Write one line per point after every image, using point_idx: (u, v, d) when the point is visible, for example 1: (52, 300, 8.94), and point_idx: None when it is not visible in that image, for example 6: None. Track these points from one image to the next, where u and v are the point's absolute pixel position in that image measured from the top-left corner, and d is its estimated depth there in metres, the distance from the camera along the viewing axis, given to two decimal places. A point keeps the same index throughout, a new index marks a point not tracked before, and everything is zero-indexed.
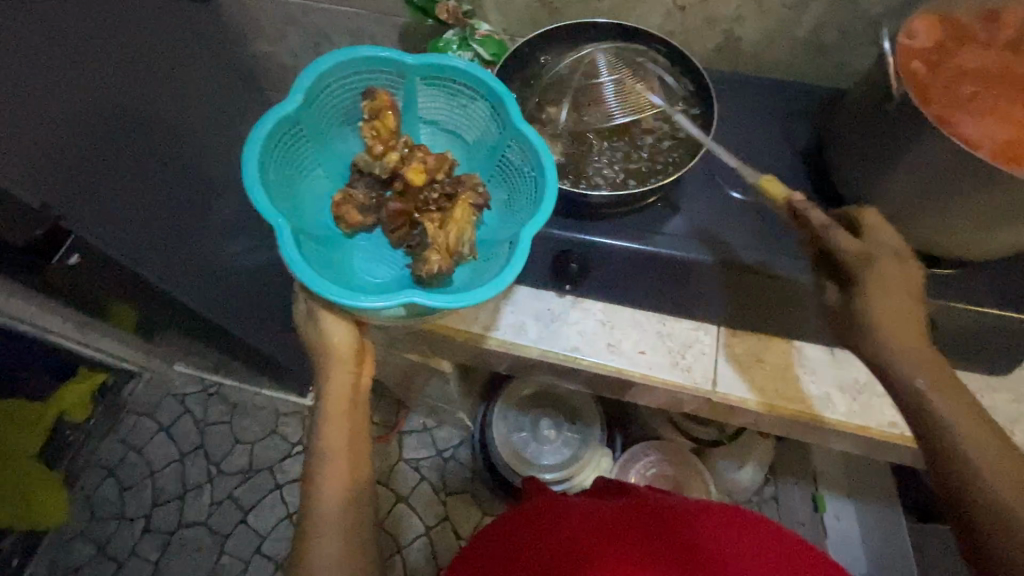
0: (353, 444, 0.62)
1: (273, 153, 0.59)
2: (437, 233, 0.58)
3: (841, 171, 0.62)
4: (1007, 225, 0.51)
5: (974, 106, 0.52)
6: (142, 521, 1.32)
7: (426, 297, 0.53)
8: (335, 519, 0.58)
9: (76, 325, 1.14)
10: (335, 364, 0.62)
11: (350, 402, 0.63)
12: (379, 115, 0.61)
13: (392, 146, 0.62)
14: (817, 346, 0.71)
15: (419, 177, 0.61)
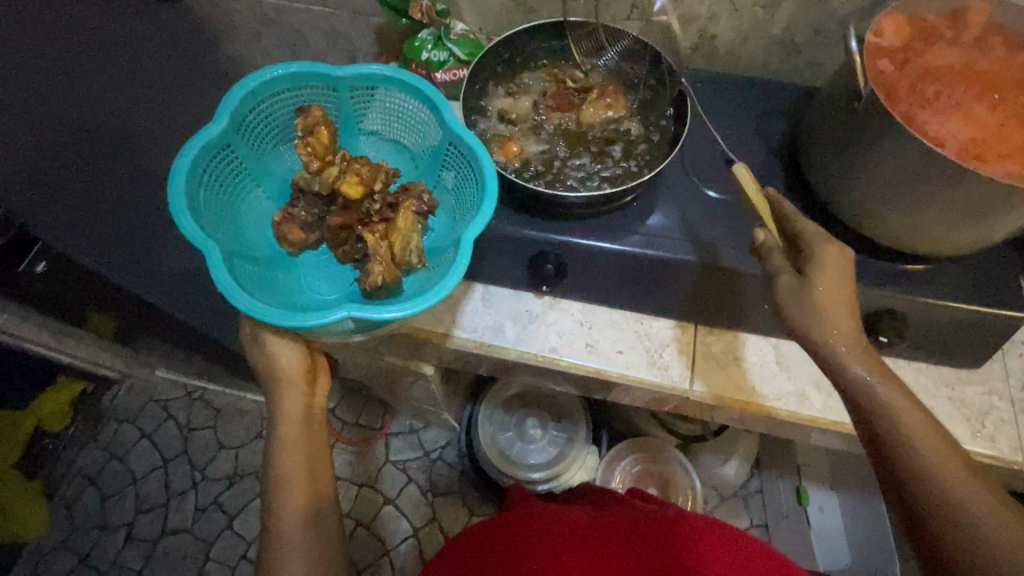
0: (312, 463, 0.62)
1: (202, 178, 0.58)
2: (379, 244, 0.58)
3: (815, 171, 0.61)
4: (976, 224, 0.50)
5: (941, 104, 0.51)
6: (126, 529, 1.31)
7: (374, 310, 0.52)
8: (300, 537, 0.56)
9: (52, 332, 1.12)
10: (287, 385, 0.63)
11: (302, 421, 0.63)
12: (314, 131, 0.61)
13: (329, 162, 0.62)
14: (762, 338, 0.68)
15: (355, 190, 0.60)
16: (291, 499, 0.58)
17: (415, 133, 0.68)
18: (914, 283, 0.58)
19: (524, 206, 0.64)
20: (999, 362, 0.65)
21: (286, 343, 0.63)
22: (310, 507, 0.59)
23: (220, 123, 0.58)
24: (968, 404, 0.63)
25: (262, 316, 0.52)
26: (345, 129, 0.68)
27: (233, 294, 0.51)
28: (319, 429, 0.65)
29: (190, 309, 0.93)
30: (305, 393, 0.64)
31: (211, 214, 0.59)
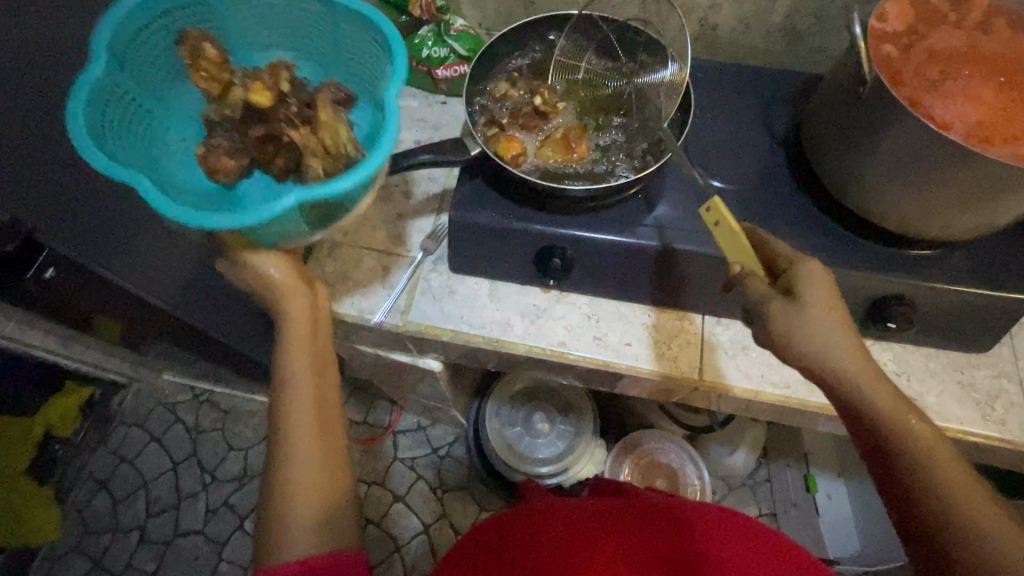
0: (318, 392, 0.56)
1: (102, 121, 0.52)
2: (309, 138, 0.55)
3: (819, 157, 0.60)
4: (986, 206, 0.50)
5: (947, 88, 0.50)
6: (138, 531, 1.32)
7: (323, 187, 0.48)
8: (309, 483, 0.52)
9: (60, 338, 1.13)
10: (285, 296, 0.57)
11: (312, 355, 0.57)
12: (200, 51, 0.59)
13: (226, 81, 0.60)
14: (735, 329, 0.68)
15: (263, 96, 0.58)
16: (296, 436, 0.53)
17: (307, 33, 0.63)
18: (922, 268, 0.58)
19: (528, 200, 0.64)
20: (1008, 345, 0.65)
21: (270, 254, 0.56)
22: (320, 446, 0.54)
23: (100, 56, 0.52)
24: (978, 388, 0.63)
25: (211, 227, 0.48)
26: (236, 49, 0.64)
27: (172, 210, 0.47)
28: (324, 345, 0.59)
29: (197, 312, 0.93)
30: (307, 306, 0.58)
31: (125, 157, 0.54)
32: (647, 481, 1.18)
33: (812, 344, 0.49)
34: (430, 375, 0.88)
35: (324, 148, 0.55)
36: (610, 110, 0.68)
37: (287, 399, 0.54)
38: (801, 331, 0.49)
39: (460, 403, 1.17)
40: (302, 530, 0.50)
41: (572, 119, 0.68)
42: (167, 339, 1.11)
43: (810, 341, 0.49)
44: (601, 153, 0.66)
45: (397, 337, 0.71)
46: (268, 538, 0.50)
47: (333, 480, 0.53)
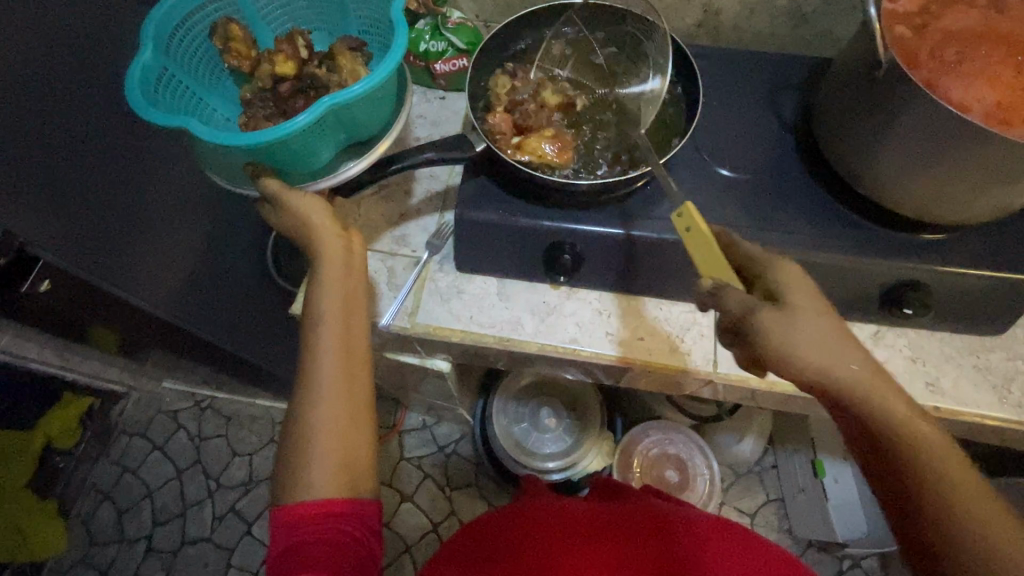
0: (349, 335, 0.54)
1: (158, 98, 0.57)
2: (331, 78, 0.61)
3: (830, 143, 0.59)
4: (1006, 187, 0.49)
5: (962, 68, 0.49)
6: (144, 541, 1.30)
7: (338, 95, 0.51)
8: (337, 425, 0.51)
9: (56, 350, 1.10)
10: (320, 233, 0.54)
11: (344, 294, 0.54)
12: (229, 34, 0.62)
13: (253, 55, 0.64)
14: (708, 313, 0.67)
15: (288, 66, 0.62)
16: (325, 378, 0.52)
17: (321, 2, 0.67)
18: (938, 252, 0.58)
19: (535, 196, 0.62)
20: (1022, 327, 0.64)
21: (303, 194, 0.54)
22: (345, 390, 0.52)
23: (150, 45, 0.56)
24: (994, 371, 0.63)
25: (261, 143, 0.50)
26: (258, 31, 0.68)
27: (205, 134, 0.49)
28: (360, 286, 0.56)
29: (197, 320, 0.92)
30: (344, 244, 0.55)
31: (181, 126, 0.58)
32: (656, 472, 1.18)
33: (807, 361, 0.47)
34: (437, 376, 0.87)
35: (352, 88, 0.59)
36: (612, 110, 0.66)
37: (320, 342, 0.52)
38: (793, 342, 0.47)
39: (467, 401, 1.16)
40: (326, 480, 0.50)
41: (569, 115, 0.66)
42: (166, 346, 1.09)
43: (797, 356, 0.47)
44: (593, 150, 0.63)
45: (405, 339, 0.70)
46: (290, 476, 0.50)
47: (358, 428, 0.52)
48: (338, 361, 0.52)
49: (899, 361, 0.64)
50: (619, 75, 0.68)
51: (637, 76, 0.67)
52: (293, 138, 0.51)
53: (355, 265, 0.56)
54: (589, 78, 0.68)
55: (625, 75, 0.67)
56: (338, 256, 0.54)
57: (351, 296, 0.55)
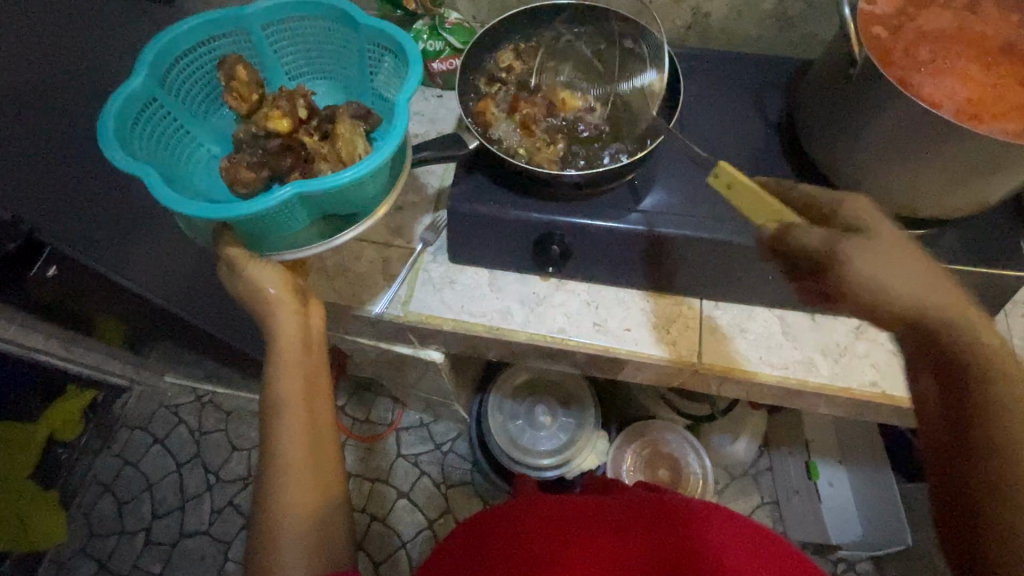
0: (311, 412, 0.58)
1: (133, 127, 0.57)
2: (321, 146, 0.60)
3: (812, 140, 0.61)
4: (979, 180, 0.51)
5: (935, 66, 0.51)
6: (143, 534, 1.32)
7: (324, 180, 0.50)
8: (300, 461, 0.55)
9: (62, 341, 1.13)
10: (277, 311, 0.58)
11: (302, 344, 0.59)
12: (234, 73, 0.62)
13: (256, 101, 0.64)
14: (695, 305, 0.69)
15: (282, 122, 0.61)
16: (291, 453, 0.55)
17: (338, 62, 0.70)
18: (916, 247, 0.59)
19: (523, 188, 0.64)
20: (1002, 323, 0.66)
21: (265, 266, 0.57)
22: (311, 463, 0.55)
23: (141, 73, 0.57)
24: None
25: (226, 214, 0.49)
26: (272, 76, 0.70)
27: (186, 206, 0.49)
28: (318, 365, 0.61)
29: (199, 312, 0.94)
30: (300, 319, 0.59)
31: (150, 162, 0.59)
32: (650, 471, 1.19)
33: (883, 280, 0.44)
34: (430, 370, 0.89)
35: (339, 158, 0.60)
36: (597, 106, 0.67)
37: (281, 423, 0.56)
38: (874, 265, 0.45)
39: (463, 397, 1.17)
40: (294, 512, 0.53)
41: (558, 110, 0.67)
42: (169, 338, 1.11)
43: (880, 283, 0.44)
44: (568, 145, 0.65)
45: (397, 329, 0.72)
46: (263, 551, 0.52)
47: (321, 468, 0.56)
48: (303, 434, 0.56)
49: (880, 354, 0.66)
50: (609, 75, 0.70)
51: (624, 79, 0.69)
52: (271, 211, 0.51)
53: (312, 339, 0.60)
54: (580, 72, 0.70)
55: (615, 75, 0.69)
56: (296, 334, 0.58)
57: (311, 373, 0.59)
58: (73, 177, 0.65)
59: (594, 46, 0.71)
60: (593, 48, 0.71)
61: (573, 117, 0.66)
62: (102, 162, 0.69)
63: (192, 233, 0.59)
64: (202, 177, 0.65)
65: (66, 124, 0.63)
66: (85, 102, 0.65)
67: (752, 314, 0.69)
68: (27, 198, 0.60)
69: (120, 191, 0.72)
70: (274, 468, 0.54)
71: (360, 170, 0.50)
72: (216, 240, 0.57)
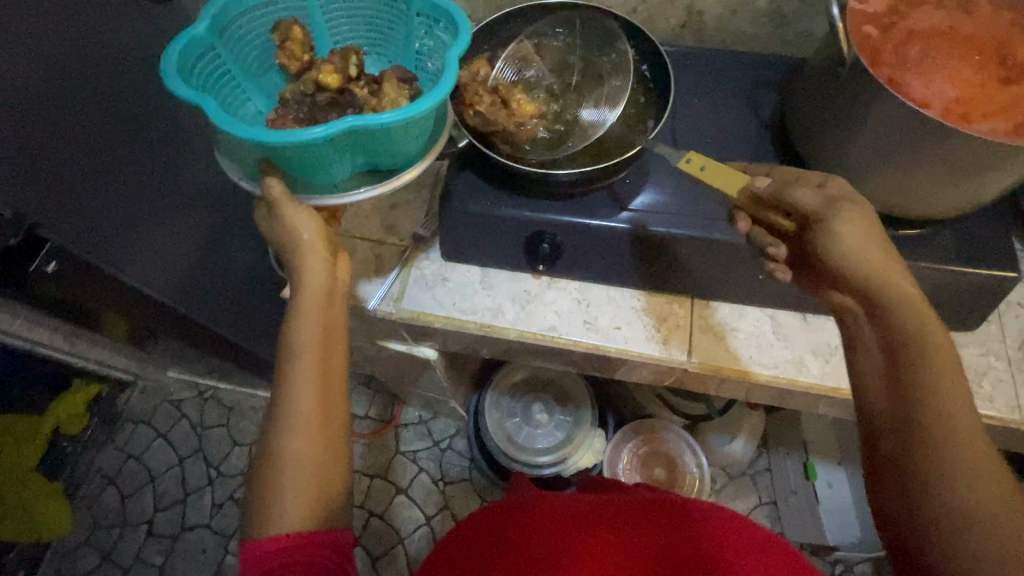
0: (328, 367, 0.52)
1: (190, 71, 0.58)
2: (369, 100, 0.59)
3: (803, 138, 0.61)
4: (966, 180, 0.50)
5: (924, 65, 0.51)
6: (145, 526, 1.34)
7: (371, 118, 0.50)
8: (313, 414, 0.50)
9: (66, 336, 1.14)
10: (303, 255, 0.53)
11: (325, 294, 0.53)
12: (289, 34, 0.63)
13: (307, 63, 0.65)
14: (687, 303, 0.69)
15: (333, 79, 0.60)
16: (302, 405, 0.50)
17: (388, 37, 0.70)
18: (908, 247, 0.59)
19: (513, 188, 0.65)
20: (996, 324, 0.65)
21: (301, 209, 0.54)
22: (324, 419, 0.50)
23: (206, 19, 0.58)
24: (967, 366, 0.63)
25: (275, 141, 0.48)
26: (322, 46, 0.70)
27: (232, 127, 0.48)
28: (340, 316, 0.55)
29: (200, 308, 0.95)
30: (326, 266, 0.54)
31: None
32: (646, 470, 1.19)
33: (854, 264, 0.48)
34: (426, 368, 0.89)
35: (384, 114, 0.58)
36: (555, 119, 0.68)
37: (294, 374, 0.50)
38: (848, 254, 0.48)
39: (460, 394, 1.18)
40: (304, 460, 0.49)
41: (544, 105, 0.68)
42: (171, 334, 1.12)
43: (853, 254, 0.48)
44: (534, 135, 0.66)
45: (391, 325, 0.72)
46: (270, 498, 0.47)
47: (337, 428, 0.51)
48: (317, 387, 0.50)
49: None
50: (579, 84, 0.69)
51: (594, 93, 0.68)
52: (310, 146, 0.50)
53: (337, 294, 0.55)
54: (548, 79, 0.70)
55: (586, 83, 0.69)
56: (320, 282, 0.53)
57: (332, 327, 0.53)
58: (73, 173, 0.65)
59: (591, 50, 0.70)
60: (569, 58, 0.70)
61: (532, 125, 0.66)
62: (106, 159, 0.69)
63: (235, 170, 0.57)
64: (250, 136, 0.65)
65: (68, 121, 0.64)
66: (88, 100, 0.66)
67: (746, 314, 0.68)
68: (30, 197, 0.61)
69: (127, 189, 0.73)
70: (280, 419, 0.49)
71: (405, 114, 0.50)
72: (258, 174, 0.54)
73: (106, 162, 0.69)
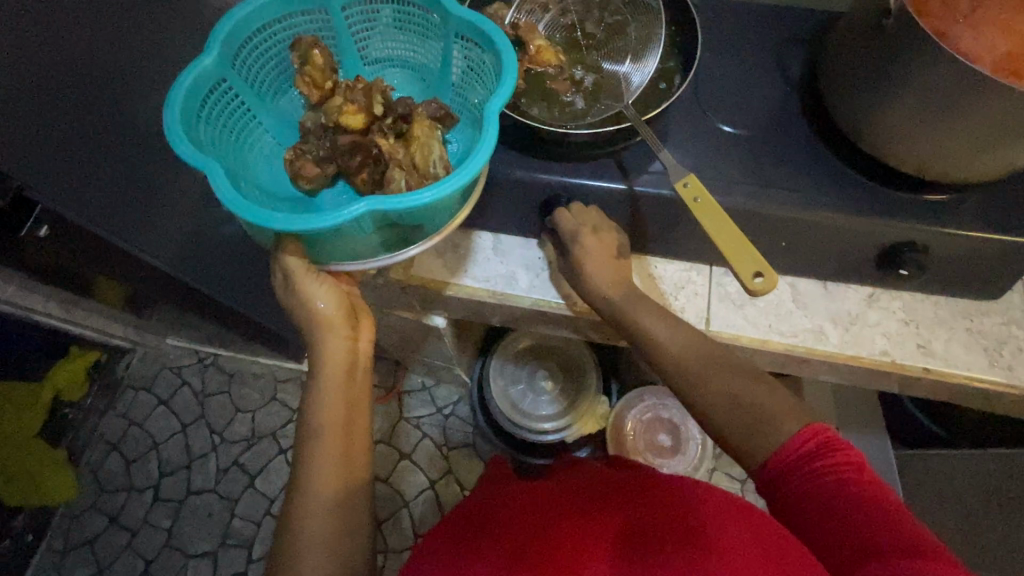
0: (349, 437, 0.57)
1: (199, 110, 0.56)
2: (396, 151, 0.57)
3: (834, 99, 0.58)
4: (1012, 143, 0.48)
5: (974, 19, 0.49)
6: (151, 491, 1.35)
7: (398, 200, 0.48)
8: (329, 486, 0.55)
9: (61, 302, 1.11)
10: (325, 332, 0.58)
11: (347, 370, 0.58)
12: (309, 57, 0.59)
13: (329, 89, 0.61)
14: (706, 270, 0.67)
15: (355, 119, 0.58)
16: (323, 479, 0.55)
17: (418, 51, 0.66)
18: (939, 213, 0.57)
19: (529, 147, 0.62)
20: (1019, 293, 0.64)
21: (320, 284, 0.57)
22: (339, 490, 0.55)
23: (211, 51, 0.55)
24: (987, 335, 0.63)
25: (299, 228, 0.48)
26: (347, 61, 0.66)
27: (255, 214, 0.48)
28: (361, 387, 0.60)
29: (201, 274, 0.92)
30: (348, 343, 0.59)
31: (213, 149, 0.56)
32: (649, 436, 1.20)
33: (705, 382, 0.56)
34: (434, 336, 0.87)
35: (413, 164, 0.57)
36: (586, 67, 0.64)
37: (317, 450, 0.56)
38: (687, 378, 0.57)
39: (464, 361, 1.17)
40: (318, 530, 0.53)
41: (575, 56, 0.65)
42: (171, 301, 1.10)
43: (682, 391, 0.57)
44: (559, 88, 0.63)
45: (401, 291, 0.70)
46: (285, 554, 0.53)
47: (354, 496, 0.56)
48: (337, 461, 0.56)
49: (892, 323, 0.64)
50: (602, 36, 0.65)
51: (618, 46, 0.64)
52: (339, 226, 0.50)
53: (358, 366, 0.60)
54: (581, 26, 0.66)
55: (609, 35, 0.65)
56: (340, 360, 0.58)
57: (351, 399, 0.58)
58: (64, 126, 0.61)
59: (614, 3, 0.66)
60: (592, 10, 0.66)
61: (567, 72, 0.63)
62: (102, 113, 0.65)
63: (257, 233, 0.57)
64: (264, 168, 0.63)
65: (62, 70, 0.59)
66: (93, 54, 0.61)
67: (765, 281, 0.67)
68: (20, 158, 0.58)
69: (130, 147, 0.70)
70: (295, 489, 0.55)
71: (435, 196, 0.48)
72: (279, 246, 0.56)
73: (104, 117, 0.65)
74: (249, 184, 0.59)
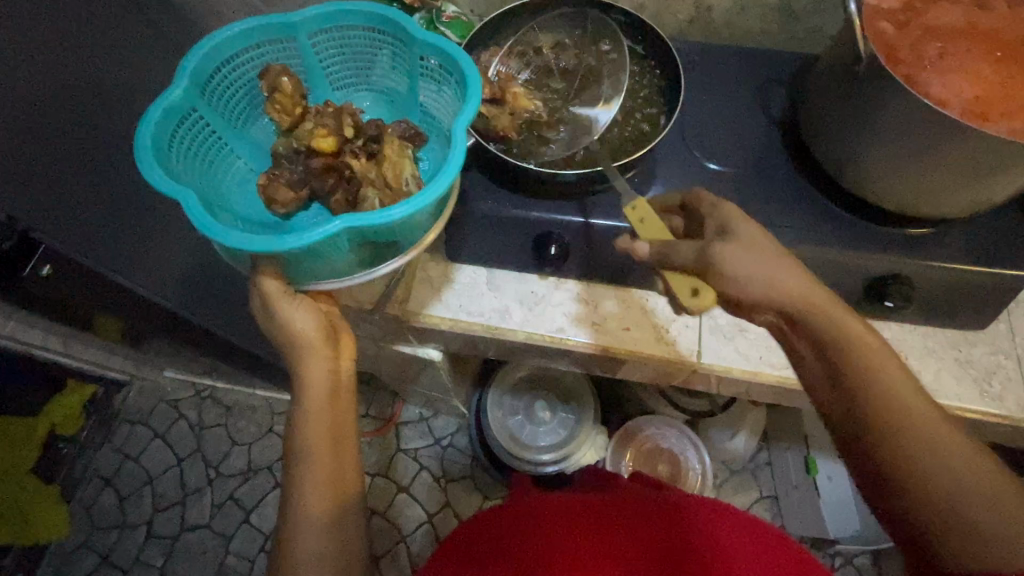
0: (337, 458, 0.56)
1: (171, 141, 0.56)
2: (368, 170, 0.59)
3: (814, 138, 0.60)
4: (988, 181, 0.50)
5: (940, 63, 0.52)
6: (144, 528, 1.32)
7: (372, 216, 0.49)
8: (321, 510, 0.54)
9: (60, 337, 1.12)
10: (306, 353, 0.56)
11: (330, 390, 0.56)
12: (277, 85, 0.61)
13: (299, 115, 0.63)
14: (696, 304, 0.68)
15: (326, 142, 0.60)
16: (314, 504, 0.54)
17: (387, 76, 0.68)
18: (920, 246, 0.58)
19: (522, 185, 0.63)
20: (1006, 322, 0.65)
21: (298, 305, 0.56)
22: (331, 515, 0.54)
23: (181, 82, 0.56)
24: (976, 365, 0.64)
25: (277, 249, 0.48)
26: (316, 87, 0.68)
27: (233, 238, 0.48)
28: (347, 408, 0.59)
29: (198, 308, 0.92)
30: (328, 363, 0.57)
31: (186, 177, 0.57)
32: (649, 467, 1.19)
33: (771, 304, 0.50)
34: (430, 369, 0.88)
35: (386, 182, 0.58)
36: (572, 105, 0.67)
37: (306, 474, 0.54)
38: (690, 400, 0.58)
39: (462, 392, 1.17)
40: (310, 554, 0.52)
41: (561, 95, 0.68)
42: (170, 336, 1.10)
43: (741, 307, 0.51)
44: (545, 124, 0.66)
45: (395, 325, 0.71)
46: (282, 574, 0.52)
47: (346, 523, 0.55)
48: (327, 483, 0.54)
49: None
50: (593, 77, 0.68)
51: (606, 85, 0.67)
52: (316, 244, 0.50)
53: (341, 385, 0.58)
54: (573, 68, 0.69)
55: (596, 76, 0.68)
56: (322, 380, 0.56)
57: (339, 421, 0.57)
58: (72, 169, 0.63)
59: (603, 51, 0.69)
60: (582, 54, 0.69)
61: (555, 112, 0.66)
62: (109, 154, 0.67)
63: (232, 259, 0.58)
64: (240, 193, 0.64)
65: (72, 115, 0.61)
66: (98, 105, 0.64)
67: None
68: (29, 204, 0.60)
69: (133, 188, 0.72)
70: (289, 512, 0.54)
71: (408, 211, 0.49)
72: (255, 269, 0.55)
73: (110, 159, 0.67)
74: (225, 211, 0.60)
